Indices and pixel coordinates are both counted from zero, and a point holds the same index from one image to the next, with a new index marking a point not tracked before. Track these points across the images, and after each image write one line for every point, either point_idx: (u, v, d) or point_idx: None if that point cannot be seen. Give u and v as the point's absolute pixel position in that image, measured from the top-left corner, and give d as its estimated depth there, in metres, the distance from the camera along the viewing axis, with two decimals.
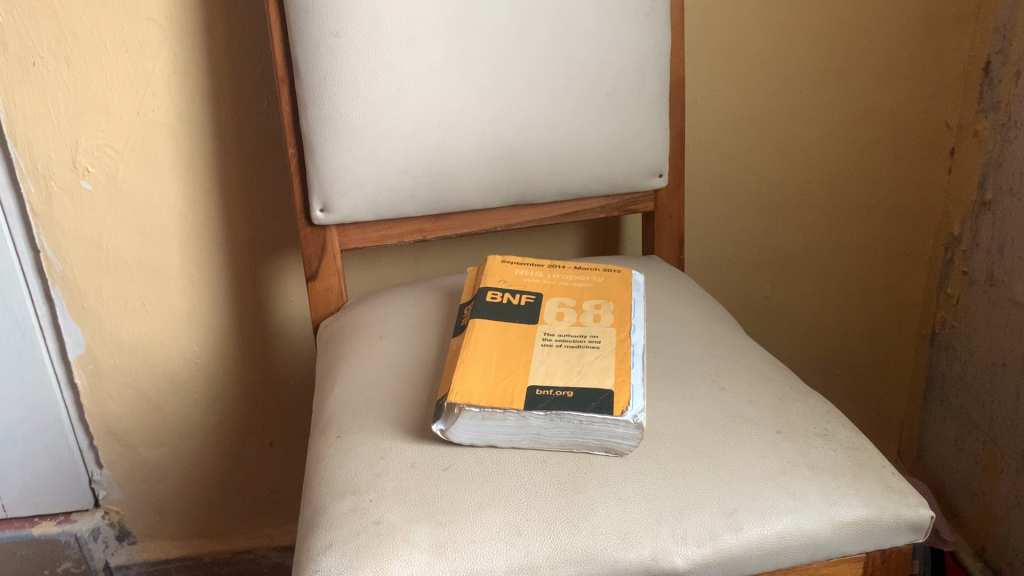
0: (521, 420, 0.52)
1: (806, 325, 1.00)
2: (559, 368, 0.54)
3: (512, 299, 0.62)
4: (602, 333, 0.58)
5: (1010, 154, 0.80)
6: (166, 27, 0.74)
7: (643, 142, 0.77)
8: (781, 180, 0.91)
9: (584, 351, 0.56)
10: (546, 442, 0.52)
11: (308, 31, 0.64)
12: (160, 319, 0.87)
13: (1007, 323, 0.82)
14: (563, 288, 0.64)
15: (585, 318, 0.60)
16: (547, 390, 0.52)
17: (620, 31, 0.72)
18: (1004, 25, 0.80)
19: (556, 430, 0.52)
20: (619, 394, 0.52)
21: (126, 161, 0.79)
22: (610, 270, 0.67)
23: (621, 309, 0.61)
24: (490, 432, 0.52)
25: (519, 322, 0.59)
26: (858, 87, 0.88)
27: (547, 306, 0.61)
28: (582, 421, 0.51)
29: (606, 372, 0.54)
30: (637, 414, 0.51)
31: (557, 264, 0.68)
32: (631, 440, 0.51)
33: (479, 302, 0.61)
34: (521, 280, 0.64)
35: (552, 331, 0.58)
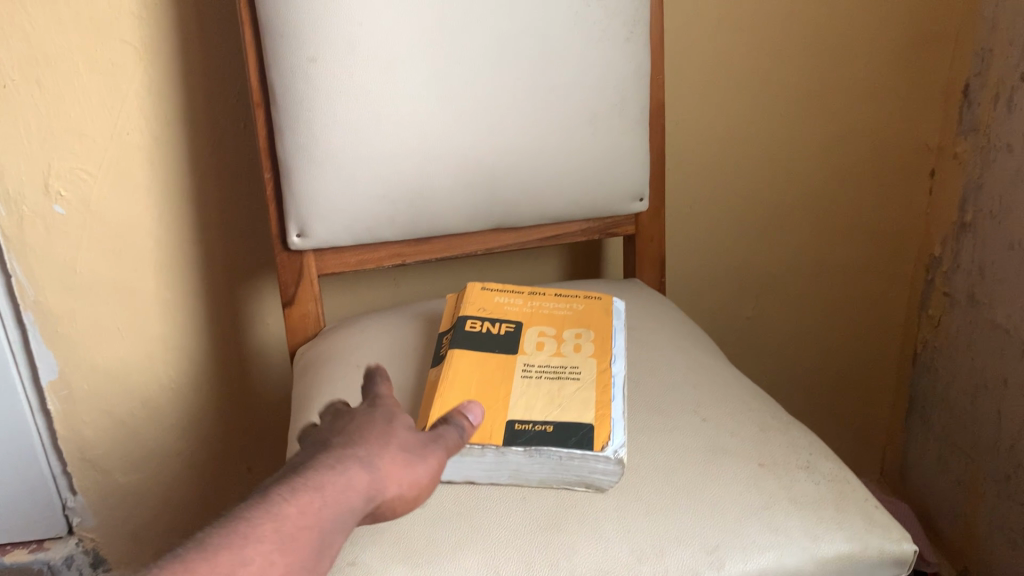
0: (500, 456, 0.51)
1: (789, 344, 1.00)
2: (539, 402, 0.54)
3: (492, 328, 0.61)
4: (583, 363, 0.58)
5: (989, 177, 0.81)
6: (141, 50, 0.73)
7: (623, 166, 0.76)
8: (763, 200, 0.91)
9: (565, 383, 0.56)
10: (526, 477, 0.51)
11: (283, 55, 0.63)
12: (136, 343, 0.85)
13: (989, 346, 0.82)
14: (543, 316, 0.63)
15: (566, 348, 0.59)
16: (527, 425, 0.52)
17: (599, 56, 0.71)
18: (983, 48, 0.81)
19: (536, 465, 0.51)
20: (600, 428, 0.52)
21: (100, 184, 0.77)
22: (590, 297, 0.66)
23: (602, 338, 0.61)
24: (468, 468, 0.51)
25: (499, 352, 0.58)
26: (838, 108, 0.87)
27: (527, 335, 0.61)
28: (562, 457, 0.50)
29: (587, 406, 0.53)
30: (618, 450, 0.51)
31: (537, 290, 0.67)
32: (612, 475, 0.51)
33: (459, 331, 0.60)
34: (501, 308, 0.63)
35: (532, 362, 0.58)
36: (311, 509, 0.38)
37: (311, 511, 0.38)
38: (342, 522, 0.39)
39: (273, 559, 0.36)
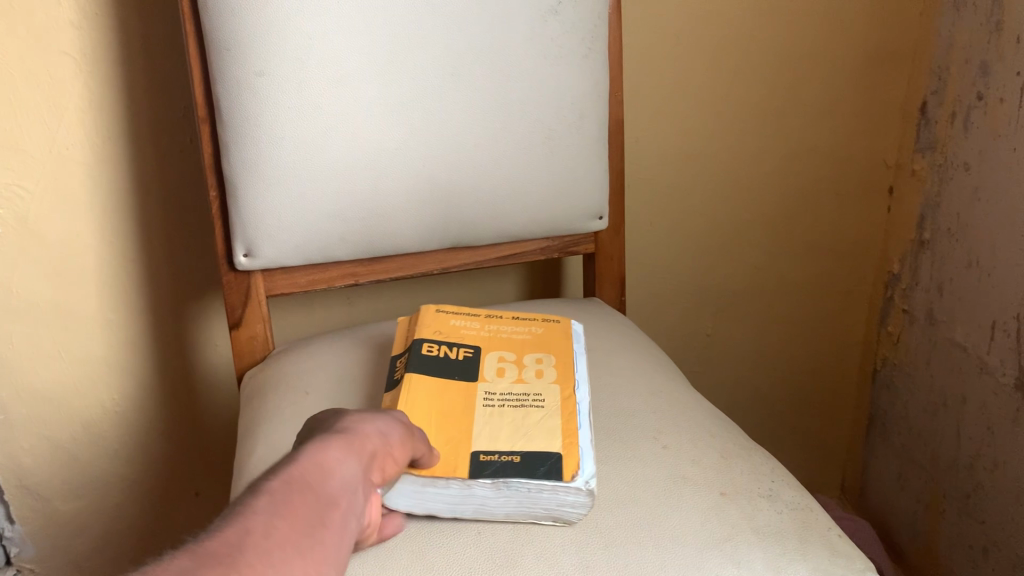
0: (465, 488, 0.48)
1: (749, 361, 0.99)
2: (503, 431, 0.52)
3: (449, 353, 0.59)
4: (546, 390, 0.56)
5: (947, 194, 0.81)
6: (80, 62, 0.70)
7: (581, 183, 0.75)
8: (722, 217, 0.90)
9: (529, 411, 0.54)
10: (490, 513, 0.49)
11: (229, 68, 0.61)
12: (77, 366, 0.81)
13: (949, 363, 0.82)
14: (502, 340, 0.61)
15: (527, 373, 0.57)
16: (493, 455, 0.50)
17: (556, 72, 0.70)
18: (939, 66, 0.81)
19: (502, 499, 0.49)
20: (569, 458, 0.50)
21: (37, 200, 0.74)
22: (549, 321, 0.65)
23: (564, 363, 0.59)
24: (431, 501, 0.49)
25: (459, 379, 0.56)
26: (797, 125, 0.87)
27: (486, 361, 0.59)
28: (530, 489, 0.48)
29: (553, 435, 0.51)
30: (587, 481, 0.49)
31: (494, 314, 0.65)
32: (580, 508, 0.49)
33: (416, 355, 0.58)
34: (457, 332, 0.61)
35: (493, 390, 0.56)
36: (300, 477, 0.35)
37: (299, 477, 0.35)
38: (339, 482, 0.36)
39: (274, 527, 0.32)
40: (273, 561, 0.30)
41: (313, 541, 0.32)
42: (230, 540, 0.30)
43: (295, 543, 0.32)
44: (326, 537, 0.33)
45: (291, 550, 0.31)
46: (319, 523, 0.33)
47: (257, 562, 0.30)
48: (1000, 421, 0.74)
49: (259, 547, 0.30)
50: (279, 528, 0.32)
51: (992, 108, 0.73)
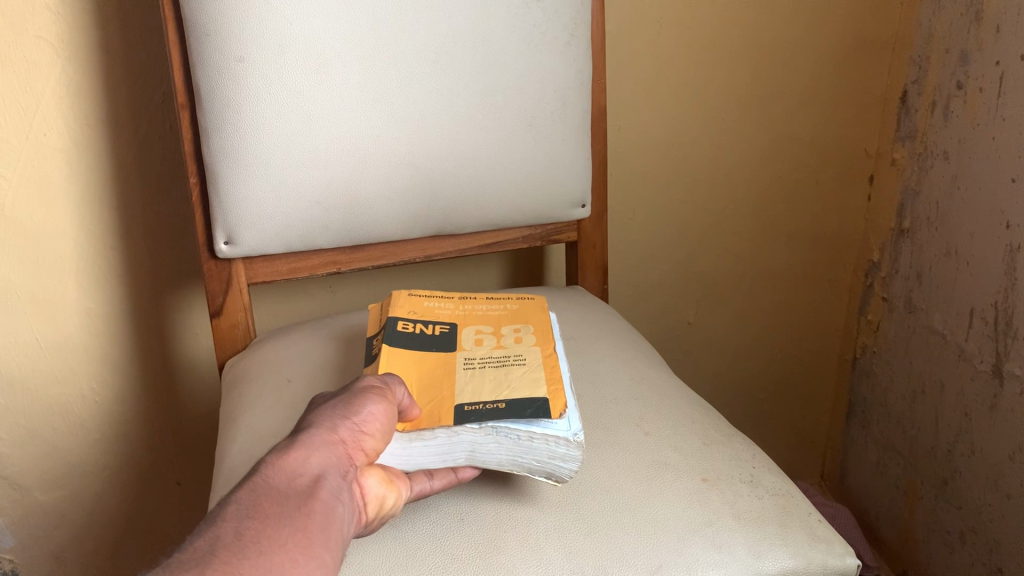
0: (453, 436, 0.48)
1: (730, 350, 1.00)
2: (487, 387, 0.51)
3: (425, 329, 0.58)
4: (527, 352, 0.56)
5: (926, 183, 0.81)
6: (57, 47, 0.69)
7: (564, 171, 0.75)
8: (705, 207, 0.91)
9: (512, 368, 0.53)
10: (483, 460, 0.48)
11: (209, 54, 0.60)
12: (56, 355, 0.81)
13: (927, 352, 0.83)
14: (478, 316, 0.61)
15: (506, 340, 0.57)
16: (476, 405, 0.49)
17: (540, 60, 0.70)
18: (920, 56, 0.81)
19: (493, 445, 0.48)
20: (555, 399, 0.49)
21: (14, 188, 0.73)
22: (523, 299, 0.65)
23: (541, 331, 0.59)
24: (419, 455, 0.48)
25: (437, 350, 0.56)
26: (779, 112, 0.87)
27: (464, 334, 0.58)
28: (520, 436, 0.47)
29: (538, 384, 0.51)
30: (577, 434, 0.47)
31: (467, 295, 0.65)
32: (573, 464, 0.48)
33: (391, 330, 0.57)
34: (432, 312, 0.61)
35: (473, 355, 0.55)
36: (259, 501, 0.36)
37: (259, 502, 0.35)
38: (308, 477, 0.38)
39: (232, 544, 0.33)
40: (247, 554, 0.32)
41: (290, 532, 0.34)
42: (203, 546, 0.32)
43: (270, 540, 0.34)
44: (306, 526, 0.35)
45: (267, 543, 0.33)
46: (292, 518, 0.35)
47: (230, 559, 0.32)
48: (978, 407, 0.75)
49: (232, 547, 0.33)
50: (250, 530, 0.34)
51: (972, 97, 0.73)
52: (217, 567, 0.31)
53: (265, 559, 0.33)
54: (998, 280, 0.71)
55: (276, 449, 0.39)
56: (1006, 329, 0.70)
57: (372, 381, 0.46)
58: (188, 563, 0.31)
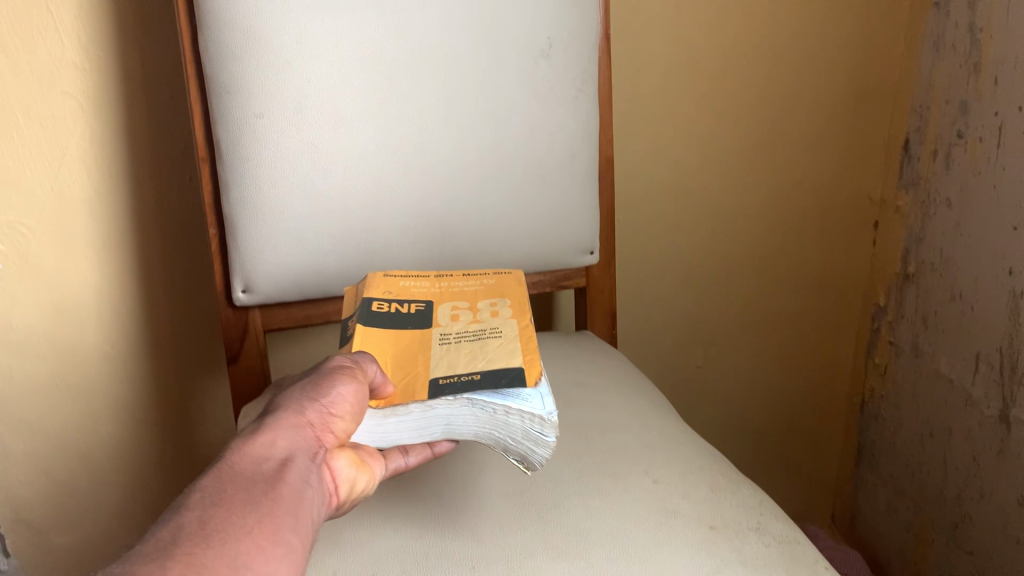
0: (428, 411, 0.48)
1: (738, 392, 1.00)
2: (462, 359, 0.51)
3: (400, 308, 0.57)
4: (503, 325, 0.56)
5: (929, 230, 0.83)
6: (82, 102, 0.72)
7: (572, 219, 0.76)
8: (711, 252, 0.92)
9: (487, 341, 0.53)
10: (458, 434, 0.49)
11: (229, 112, 0.62)
12: (75, 400, 0.82)
13: (934, 396, 0.83)
14: (454, 293, 0.61)
15: (482, 315, 0.57)
16: (452, 377, 0.49)
17: (548, 113, 0.72)
18: (921, 105, 0.83)
19: (468, 418, 0.48)
20: (529, 369, 0.50)
21: (37, 236, 0.75)
22: (501, 273, 0.65)
23: (517, 304, 0.59)
24: (395, 431, 0.49)
25: (412, 329, 0.55)
26: (783, 160, 0.89)
27: (440, 310, 0.58)
28: (496, 410, 0.47)
29: (513, 355, 0.51)
30: (552, 413, 0.46)
31: (443, 274, 0.64)
32: (545, 450, 0.46)
33: (365, 312, 0.56)
34: (408, 290, 0.60)
35: (449, 331, 0.55)
36: (224, 490, 0.38)
37: (224, 490, 0.37)
38: (273, 464, 0.40)
39: (194, 533, 0.34)
40: (211, 543, 0.34)
41: (256, 518, 0.37)
42: (167, 537, 0.34)
43: (234, 527, 0.35)
44: (272, 511, 0.37)
45: (230, 531, 0.35)
46: (257, 505, 0.37)
47: (194, 547, 0.33)
48: (985, 451, 0.76)
49: (196, 535, 0.34)
50: (213, 518, 0.35)
51: (972, 147, 0.75)
52: (180, 556, 0.33)
53: (229, 545, 0.34)
54: (1002, 325, 0.72)
55: (243, 437, 0.42)
56: (1011, 374, 0.71)
57: (343, 359, 0.47)
58: (152, 554, 0.33)
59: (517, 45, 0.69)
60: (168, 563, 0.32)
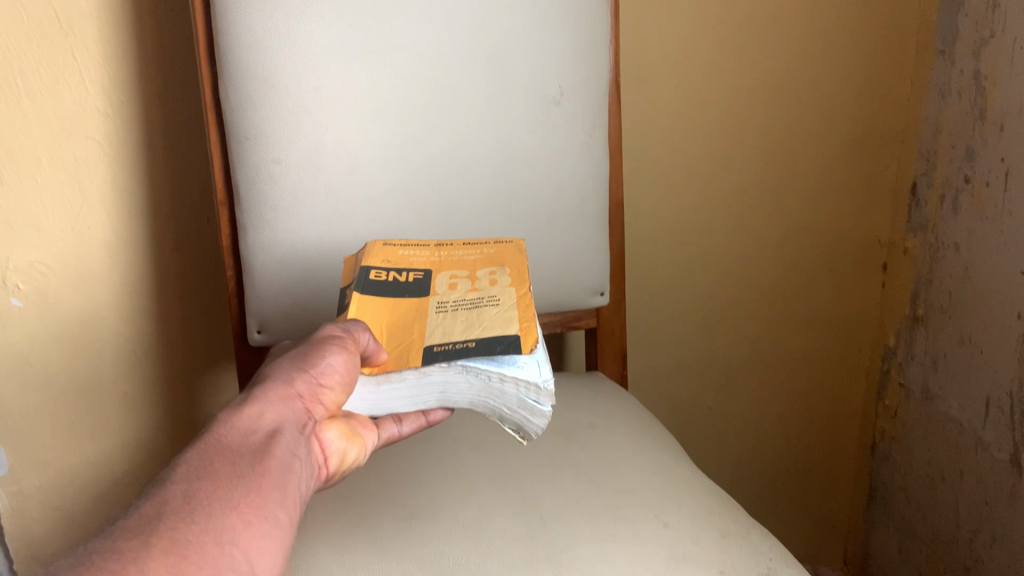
0: (422, 378, 0.49)
1: (748, 433, 1.00)
2: (458, 327, 0.52)
3: (398, 277, 0.58)
4: (501, 293, 0.56)
5: (938, 273, 0.83)
6: (104, 145, 0.74)
7: (584, 261, 0.77)
8: (721, 292, 0.93)
9: (484, 309, 0.54)
10: (453, 401, 0.50)
11: (248, 158, 0.64)
12: (92, 437, 0.82)
13: (946, 439, 0.83)
14: (453, 262, 0.61)
15: (480, 284, 0.58)
16: (446, 345, 0.50)
17: (559, 158, 0.73)
18: (927, 151, 0.84)
19: (463, 385, 0.49)
20: (525, 338, 0.50)
21: (58, 277, 0.75)
22: (501, 241, 0.64)
23: (516, 272, 0.59)
24: (389, 399, 0.50)
25: (410, 298, 0.56)
26: (791, 203, 0.90)
27: (438, 280, 0.58)
28: (491, 377, 0.48)
29: (509, 322, 0.52)
30: (548, 382, 0.47)
31: (442, 242, 0.64)
32: (541, 419, 0.47)
33: (363, 279, 0.56)
34: (406, 259, 0.60)
35: (446, 299, 0.56)
36: (211, 463, 0.39)
37: (211, 464, 0.39)
38: (260, 436, 0.42)
39: (180, 508, 0.35)
40: (196, 519, 0.35)
41: (242, 494, 0.38)
42: (153, 510, 0.35)
43: (220, 502, 0.37)
44: (258, 487, 0.39)
45: (215, 506, 0.36)
46: (243, 479, 0.39)
47: (178, 523, 0.35)
48: (997, 495, 0.75)
49: (181, 510, 0.35)
50: (199, 492, 0.37)
51: (979, 192, 0.76)
52: (165, 531, 0.34)
53: (214, 521, 0.36)
54: (1012, 368, 0.72)
55: (231, 406, 0.43)
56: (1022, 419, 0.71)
57: (334, 328, 0.48)
58: (135, 529, 0.34)
59: (528, 92, 0.70)
60: (152, 539, 0.33)
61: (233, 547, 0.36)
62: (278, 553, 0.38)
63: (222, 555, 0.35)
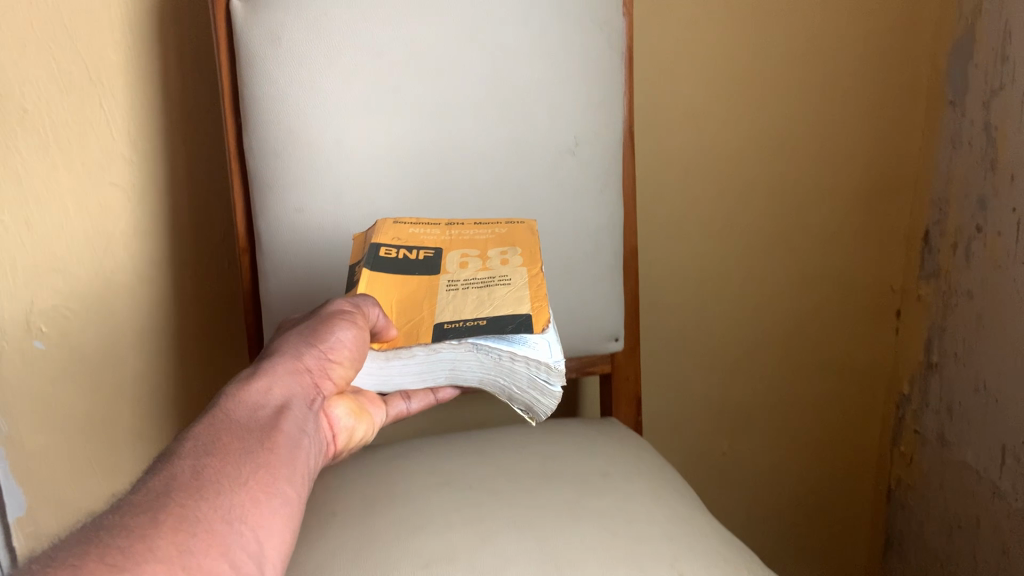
0: (433, 355, 0.52)
1: (763, 479, 1.00)
2: (468, 305, 0.53)
3: (409, 254, 0.58)
4: (512, 273, 0.57)
5: (952, 320, 0.83)
6: (128, 193, 0.75)
7: (600, 309, 0.77)
8: (735, 337, 0.93)
9: (495, 288, 0.55)
10: (463, 377, 0.53)
11: (271, 207, 0.66)
12: (108, 482, 0.83)
13: (963, 488, 0.83)
14: (464, 241, 0.61)
15: (492, 262, 0.58)
16: (457, 322, 0.51)
17: (576, 207, 0.74)
18: (940, 199, 0.85)
19: (473, 362, 0.52)
20: (536, 316, 0.52)
21: (79, 321, 0.77)
22: (512, 222, 0.64)
23: (528, 252, 0.60)
24: (400, 373, 0.53)
25: (420, 277, 0.56)
26: (805, 250, 0.91)
27: (449, 258, 0.59)
28: (502, 356, 0.50)
29: (520, 301, 0.53)
30: (558, 361, 0.49)
31: (453, 221, 0.64)
32: (550, 400, 0.51)
33: (373, 256, 0.57)
34: (417, 237, 0.60)
35: (457, 278, 0.56)
36: (221, 439, 0.41)
37: (221, 440, 0.41)
38: (267, 413, 0.44)
39: (189, 484, 0.37)
40: (205, 496, 0.37)
41: (250, 469, 0.40)
42: (163, 484, 0.37)
43: (227, 478, 0.38)
44: (267, 461, 0.41)
45: (224, 482, 0.38)
46: (252, 455, 0.41)
47: (187, 498, 0.36)
48: (1014, 545, 0.75)
49: (190, 485, 0.37)
50: (206, 468, 0.38)
51: (991, 241, 0.76)
52: (174, 507, 0.35)
53: (224, 497, 0.37)
54: None
55: (239, 383, 0.45)
56: None
57: (344, 303, 0.50)
58: (145, 505, 0.35)
59: (546, 143, 0.72)
60: (161, 514, 0.34)
61: (242, 523, 0.37)
62: (287, 526, 0.40)
63: (232, 530, 0.36)
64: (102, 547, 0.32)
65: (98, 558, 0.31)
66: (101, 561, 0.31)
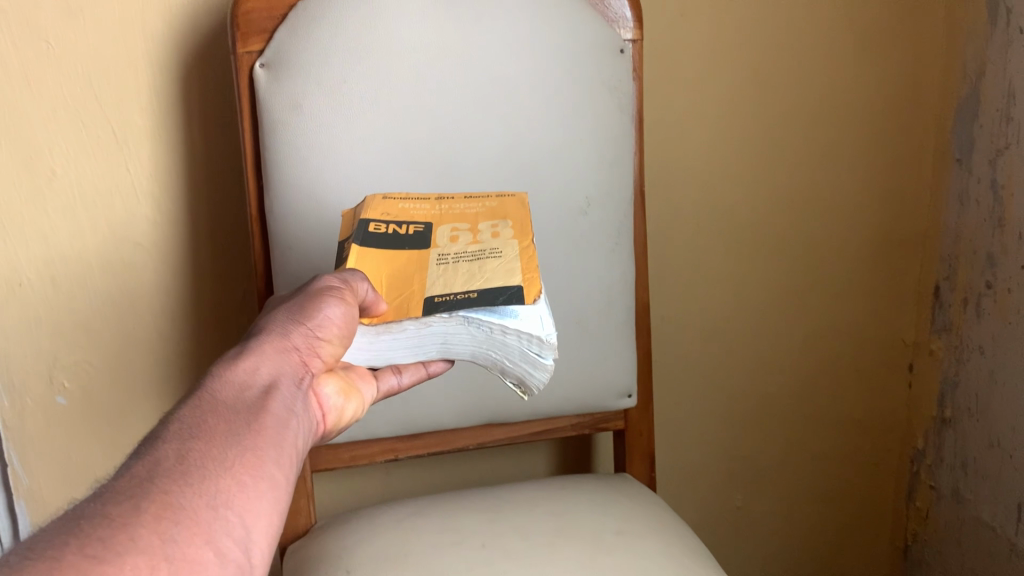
0: (423, 328, 0.50)
1: (779, 534, 1.00)
2: (459, 280, 0.51)
3: (398, 229, 0.55)
4: (503, 246, 0.54)
5: (964, 375, 0.84)
6: (151, 253, 0.78)
7: (613, 367, 0.78)
8: (747, 391, 0.93)
9: (486, 263, 0.52)
10: (453, 351, 0.51)
11: (290, 269, 0.68)
12: None
13: (980, 545, 0.82)
14: (455, 215, 0.58)
15: (483, 236, 0.55)
16: (447, 296, 0.50)
17: (587, 264, 0.75)
18: (949, 254, 0.86)
19: (464, 335, 0.51)
20: (527, 288, 0.50)
21: (100, 374, 0.81)
22: (502, 194, 0.62)
23: (520, 225, 0.57)
24: (389, 348, 0.52)
25: (410, 251, 0.54)
26: (817, 305, 0.91)
27: (439, 232, 0.56)
28: (494, 329, 0.50)
29: (512, 275, 0.51)
30: (550, 335, 0.49)
31: (442, 196, 0.61)
32: (542, 372, 0.51)
33: (362, 233, 0.54)
34: (406, 212, 0.58)
35: (447, 252, 0.54)
36: (207, 421, 0.40)
37: (207, 421, 0.40)
38: (255, 396, 0.44)
39: (173, 468, 0.37)
40: (190, 482, 0.36)
41: (237, 453, 0.40)
42: (147, 469, 0.36)
43: (213, 463, 0.38)
44: (254, 445, 0.41)
45: (209, 466, 0.38)
46: (238, 438, 0.40)
47: (171, 483, 0.36)
48: None
49: (175, 470, 0.37)
50: (191, 452, 0.38)
51: (1002, 297, 0.77)
52: (158, 494, 0.35)
53: (210, 483, 0.37)
54: None
55: (227, 363, 0.45)
56: None
57: (331, 280, 0.49)
58: (128, 492, 0.35)
59: (558, 202, 0.73)
60: (143, 503, 0.34)
61: (227, 510, 0.37)
62: (276, 510, 0.40)
63: (217, 517, 0.36)
64: (82, 538, 0.32)
65: (78, 549, 0.31)
66: (80, 552, 0.31)
